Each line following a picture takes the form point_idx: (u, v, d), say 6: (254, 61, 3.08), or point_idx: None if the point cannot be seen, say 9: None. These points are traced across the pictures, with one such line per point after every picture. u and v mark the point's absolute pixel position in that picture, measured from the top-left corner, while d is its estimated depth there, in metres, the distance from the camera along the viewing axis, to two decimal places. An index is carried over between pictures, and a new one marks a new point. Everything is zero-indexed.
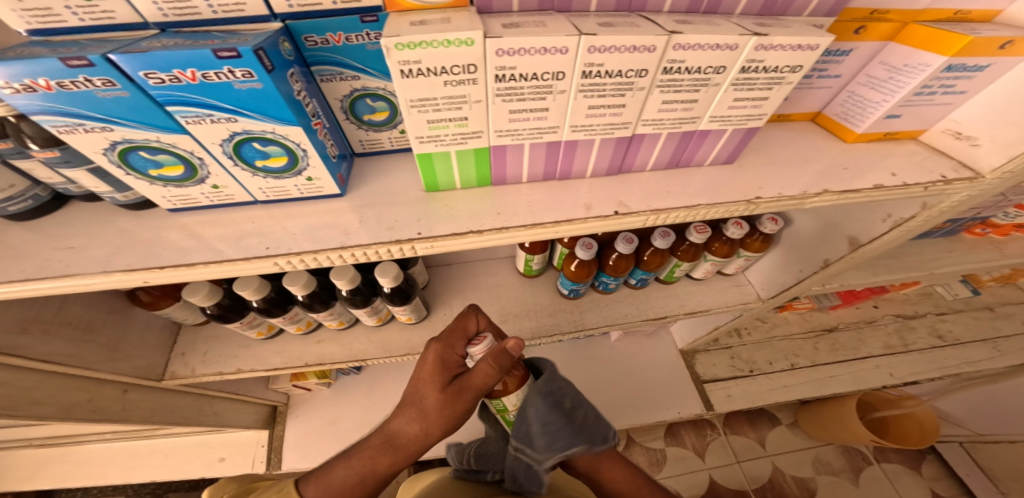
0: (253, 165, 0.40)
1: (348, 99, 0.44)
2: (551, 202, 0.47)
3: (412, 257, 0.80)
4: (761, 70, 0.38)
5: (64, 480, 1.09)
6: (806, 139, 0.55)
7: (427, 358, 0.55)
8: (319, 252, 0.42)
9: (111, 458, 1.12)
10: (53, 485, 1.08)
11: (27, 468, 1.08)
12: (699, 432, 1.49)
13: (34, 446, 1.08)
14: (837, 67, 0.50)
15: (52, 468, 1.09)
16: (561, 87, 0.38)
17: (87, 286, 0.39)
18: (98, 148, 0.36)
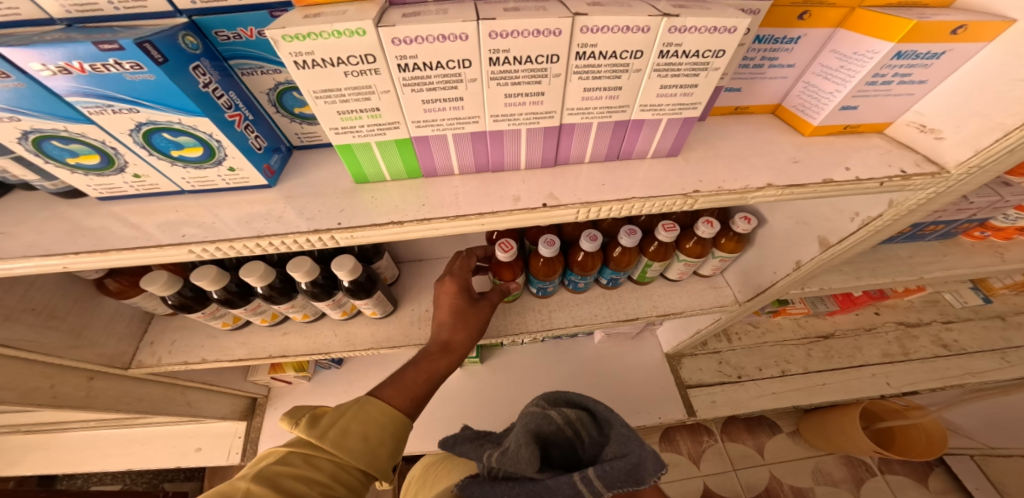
0: (169, 155, 0.40)
1: (274, 92, 0.43)
2: (479, 195, 0.45)
3: (377, 250, 0.80)
4: (681, 54, 0.35)
5: (49, 465, 1.13)
6: (763, 132, 0.51)
7: (445, 290, 0.73)
8: (237, 240, 0.42)
9: (95, 444, 1.16)
10: (38, 470, 1.12)
11: (14, 453, 1.13)
12: (696, 438, 1.45)
13: (20, 432, 1.12)
14: (788, 57, 0.47)
15: (39, 454, 1.13)
16: (471, 75, 0.36)
17: (9, 271, 0.41)
18: (11, 138, 0.37)
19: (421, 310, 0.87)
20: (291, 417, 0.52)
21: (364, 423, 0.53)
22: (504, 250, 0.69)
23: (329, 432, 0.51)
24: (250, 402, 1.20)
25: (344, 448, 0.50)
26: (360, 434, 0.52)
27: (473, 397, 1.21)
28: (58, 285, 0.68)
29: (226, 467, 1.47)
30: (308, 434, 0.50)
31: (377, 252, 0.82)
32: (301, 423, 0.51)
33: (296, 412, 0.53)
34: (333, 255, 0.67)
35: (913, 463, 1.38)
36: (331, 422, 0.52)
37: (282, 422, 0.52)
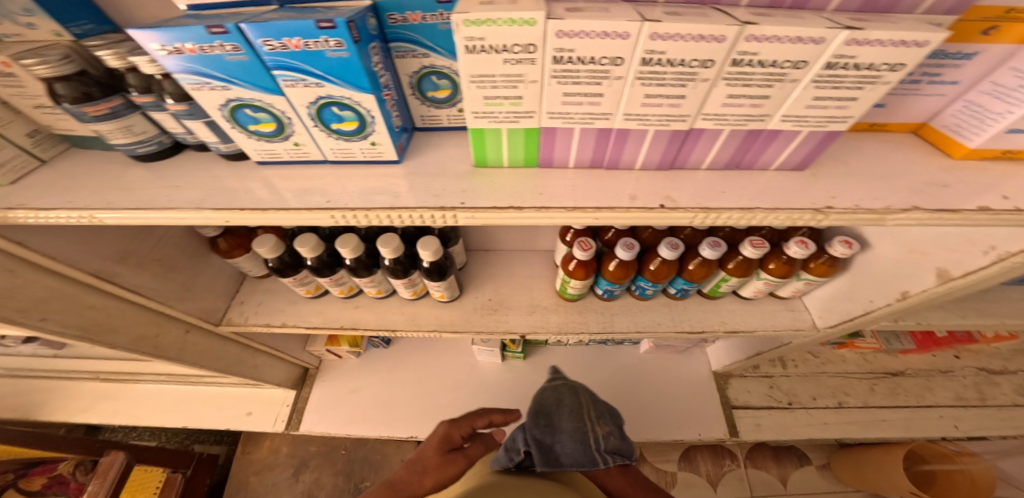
0: (329, 127, 0.45)
1: (415, 76, 0.49)
2: (594, 189, 0.46)
3: (454, 235, 0.83)
4: (851, 67, 0.33)
5: (113, 415, 1.20)
6: (904, 152, 0.49)
7: (434, 433, 0.68)
8: (370, 211, 0.46)
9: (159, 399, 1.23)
10: (104, 418, 1.19)
11: (84, 400, 1.20)
12: (716, 461, 1.41)
13: (96, 380, 1.20)
14: (954, 73, 0.44)
15: (105, 403, 1.19)
16: (618, 73, 0.37)
17: (182, 220, 0.46)
18: (216, 105, 0.42)
19: (484, 299, 0.90)
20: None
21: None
22: (583, 249, 0.73)
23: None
24: (302, 372, 1.25)
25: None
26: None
27: (513, 392, 1.24)
28: (182, 241, 0.76)
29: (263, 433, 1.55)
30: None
31: (454, 235, 0.84)
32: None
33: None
34: (422, 235, 0.70)
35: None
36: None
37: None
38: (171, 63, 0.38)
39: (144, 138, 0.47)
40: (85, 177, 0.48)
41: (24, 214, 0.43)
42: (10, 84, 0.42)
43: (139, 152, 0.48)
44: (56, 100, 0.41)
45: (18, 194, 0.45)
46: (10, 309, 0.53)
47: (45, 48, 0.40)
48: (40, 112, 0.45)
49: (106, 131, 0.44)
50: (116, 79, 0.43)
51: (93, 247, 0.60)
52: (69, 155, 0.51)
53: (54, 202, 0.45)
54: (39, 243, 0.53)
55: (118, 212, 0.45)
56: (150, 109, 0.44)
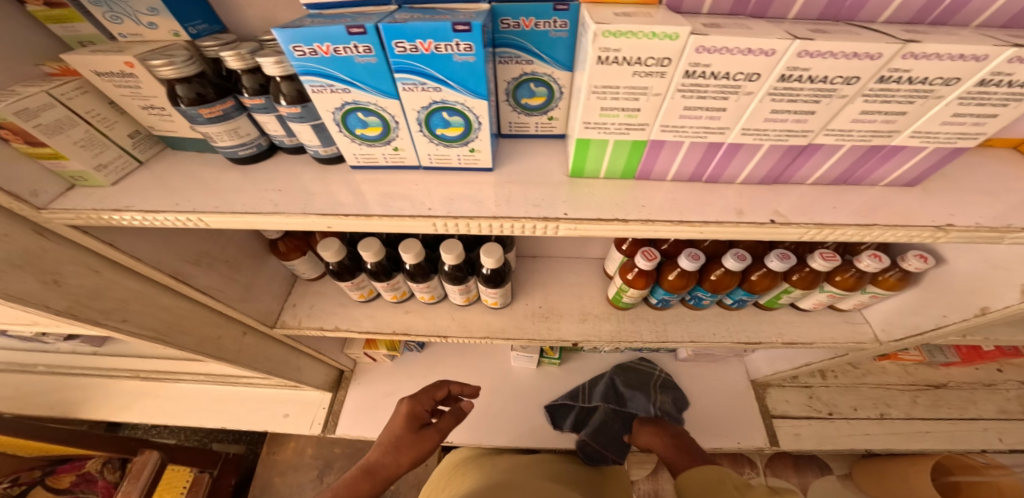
0: (433, 133, 0.46)
1: (514, 82, 0.50)
2: (697, 202, 0.46)
3: (510, 241, 0.82)
4: (1004, 84, 0.33)
5: (153, 413, 1.23)
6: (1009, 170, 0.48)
7: (399, 410, 0.82)
8: (472, 219, 0.46)
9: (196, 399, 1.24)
10: (145, 416, 1.21)
11: (125, 398, 1.24)
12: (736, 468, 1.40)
13: (135, 378, 1.23)
14: None
15: (144, 402, 1.23)
16: (749, 89, 0.37)
17: (286, 223, 0.47)
18: (330, 108, 0.43)
19: (535, 306, 0.89)
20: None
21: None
22: (648, 259, 0.71)
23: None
24: (337, 375, 1.25)
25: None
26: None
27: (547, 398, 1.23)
28: (243, 243, 0.77)
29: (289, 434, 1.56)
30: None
31: (510, 240, 0.83)
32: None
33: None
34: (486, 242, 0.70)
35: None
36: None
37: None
38: (301, 64, 0.39)
39: (246, 140, 0.50)
40: (181, 181, 0.51)
41: (133, 214, 0.47)
42: (126, 85, 0.44)
43: (241, 154, 0.51)
44: (175, 101, 0.44)
45: (120, 196, 0.48)
46: (94, 310, 0.55)
47: (167, 49, 0.43)
48: (146, 113, 0.48)
49: (214, 133, 0.47)
50: (226, 82, 0.46)
51: (172, 246, 0.61)
52: (164, 159, 0.54)
53: (161, 204, 0.47)
54: (127, 244, 0.55)
55: (228, 214, 0.47)
56: (257, 111, 0.46)
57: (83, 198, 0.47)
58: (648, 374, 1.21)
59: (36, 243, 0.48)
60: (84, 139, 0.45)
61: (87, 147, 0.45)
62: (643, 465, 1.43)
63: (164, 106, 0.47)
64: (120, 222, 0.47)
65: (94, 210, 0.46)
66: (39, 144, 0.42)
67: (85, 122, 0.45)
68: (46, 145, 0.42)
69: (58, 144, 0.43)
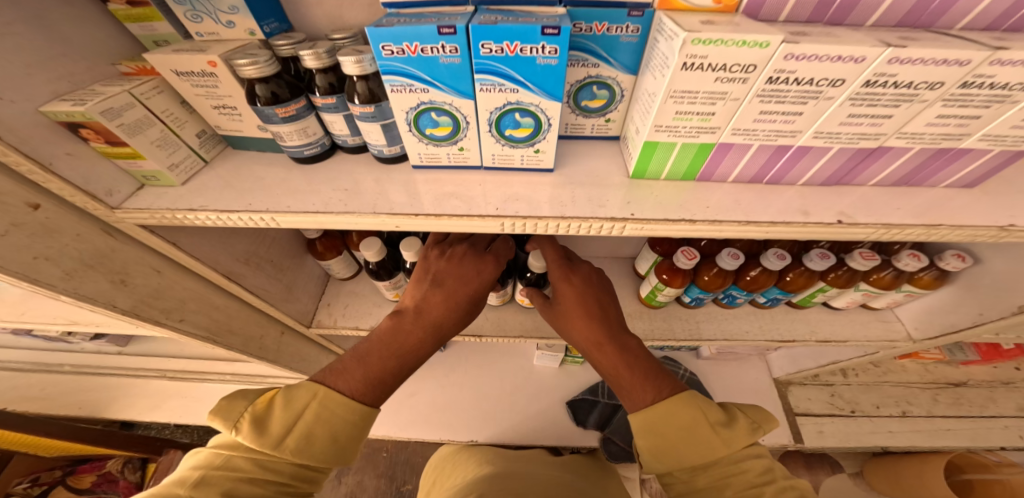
0: (502, 133, 0.48)
1: (577, 84, 0.51)
2: (763, 202, 0.48)
3: None
4: None
5: (179, 413, 1.24)
6: None
7: None
8: (541, 219, 0.47)
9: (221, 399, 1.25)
10: (172, 416, 1.22)
11: (151, 398, 1.25)
12: None
13: (163, 378, 1.24)
14: None
15: (172, 401, 1.25)
16: (831, 94, 0.39)
17: (356, 223, 0.48)
18: (405, 107, 0.45)
19: None
20: (225, 421, 0.45)
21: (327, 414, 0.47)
22: (689, 258, 0.70)
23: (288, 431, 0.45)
24: None
25: (306, 452, 0.46)
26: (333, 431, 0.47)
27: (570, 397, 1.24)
28: (286, 242, 0.78)
29: None
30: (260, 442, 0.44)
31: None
32: (243, 428, 0.45)
33: (230, 413, 0.46)
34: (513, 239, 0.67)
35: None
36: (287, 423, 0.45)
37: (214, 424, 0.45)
38: (389, 63, 0.41)
39: (313, 139, 0.51)
40: (247, 181, 0.51)
41: (207, 214, 0.47)
42: (204, 84, 0.46)
43: (305, 154, 0.52)
44: (253, 100, 0.45)
45: (193, 196, 0.49)
46: (157, 310, 0.55)
47: (246, 49, 0.45)
48: (215, 112, 0.50)
49: (285, 132, 0.48)
50: (298, 82, 0.48)
51: (227, 245, 0.62)
52: (228, 159, 0.54)
53: (234, 204, 0.48)
54: (189, 244, 0.55)
55: (299, 214, 0.48)
56: (327, 110, 0.48)
57: (154, 197, 0.48)
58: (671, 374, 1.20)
59: (105, 243, 0.48)
60: (160, 138, 0.46)
61: (162, 146, 0.46)
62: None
63: (235, 105, 0.48)
64: (193, 221, 0.48)
65: (169, 210, 0.47)
66: (120, 144, 0.43)
67: (161, 122, 0.46)
68: (126, 145, 0.43)
69: (137, 144, 0.43)
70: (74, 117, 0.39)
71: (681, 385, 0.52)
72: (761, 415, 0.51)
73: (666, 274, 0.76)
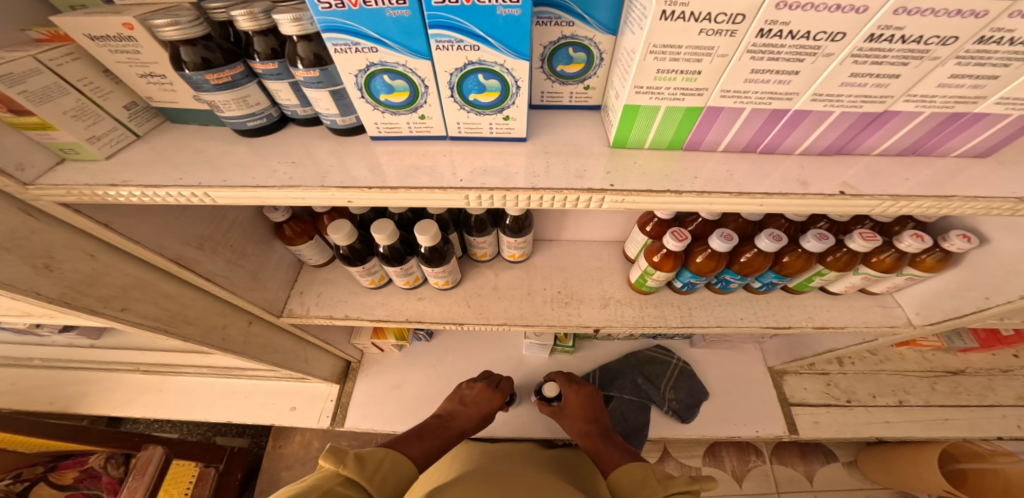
0: (466, 98, 0.43)
1: (551, 46, 0.45)
2: (756, 174, 0.43)
3: (528, 222, 0.78)
4: None
5: (157, 408, 1.21)
6: None
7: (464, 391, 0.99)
8: (510, 191, 0.43)
9: (199, 393, 1.21)
10: (149, 411, 1.19)
11: (127, 392, 1.21)
12: (742, 457, 1.41)
13: (138, 372, 1.20)
14: None
15: (147, 396, 1.21)
16: (830, 50, 0.34)
17: (304, 197, 0.44)
18: (353, 70, 0.40)
19: (555, 291, 0.84)
20: (335, 457, 0.56)
21: (400, 466, 0.64)
22: (678, 240, 0.66)
23: (372, 476, 0.58)
24: (344, 366, 1.22)
25: (383, 490, 0.58)
26: (398, 485, 0.61)
27: None
28: (249, 227, 0.73)
29: (292, 429, 1.53)
30: (359, 474, 0.56)
31: (527, 224, 0.78)
32: (348, 463, 0.56)
33: (339, 452, 0.56)
34: (419, 218, 0.64)
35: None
36: (374, 468, 0.59)
37: (323, 459, 0.55)
38: (328, 18, 0.35)
39: (255, 110, 0.46)
40: (185, 154, 0.46)
41: (132, 190, 0.42)
42: (123, 49, 0.40)
43: (249, 125, 0.47)
44: (180, 66, 0.40)
45: (121, 171, 0.44)
46: (91, 298, 0.50)
47: (171, 10, 0.39)
48: (144, 82, 0.44)
49: (222, 102, 0.43)
50: (236, 47, 0.42)
51: (175, 229, 0.57)
52: (166, 132, 0.49)
53: (164, 179, 0.43)
54: (125, 225, 0.50)
55: (238, 188, 0.43)
56: (269, 77, 0.42)
57: (75, 173, 0.43)
58: (664, 363, 1.17)
59: (23, 223, 0.44)
60: (77, 108, 0.41)
61: (80, 117, 0.41)
62: (649, 455, 1.41)
63: (164, 73, 0.43)
64: (119, 199, 0.43)
65: (88, 185, 0.42)
66: (26, 113, 0.38)
67: (77, 91, 0.41)
68: (33, 114, 0.38)
69: (45, 114, 0.38)
70: None
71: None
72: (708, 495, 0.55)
73: (656, 254, 0.72)
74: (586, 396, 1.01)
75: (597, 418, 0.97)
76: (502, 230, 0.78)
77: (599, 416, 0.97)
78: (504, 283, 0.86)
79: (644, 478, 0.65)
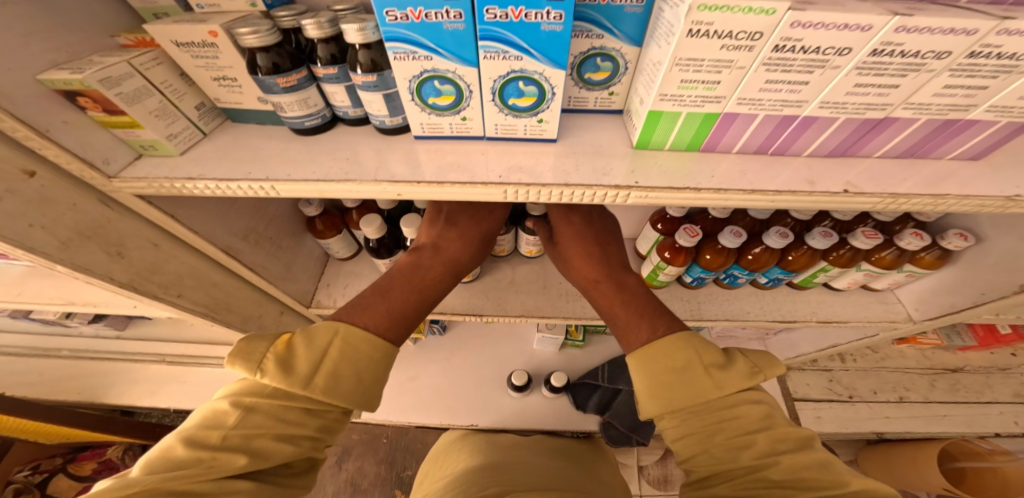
0: (505, 102, 0.47)
1: (581, 56, 0.50)
2: (767, 173, 0.47)
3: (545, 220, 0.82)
4: None
5: (180, 398, 1.25)
6: None
7: None
8: (545, 186, 0.47)
9: (221, 383, 1.25)
10: (173, 401, 1.23)
11: (152, 383, 1.25)
12: None
13: (163, 363, 1.24)
14: None
15: (171, 387, 1.25)
16: (837, 63, 0.38)
17: (358, 191, 0.48)
18: (408, 75, 0.44)
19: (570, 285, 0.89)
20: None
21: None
22: (690, 236, 0.70)
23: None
24: None
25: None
26: None
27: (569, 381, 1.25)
28: (285, 220, 0.77)
29: None
30: None
31: None
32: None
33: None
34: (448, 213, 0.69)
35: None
36: None
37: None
38: (392, 30, 0.40)
39: (313, 110, 0.50)
40: (246, 152, 0.51)
41: (207, 183, 0.47)
42: (203, 55, 0.45)
43: (305, 125, 0.51)
44: (254, 70, 0.44)
45: (191, 166, 0.48)
46: (154, 283, 0.55)
47: (248, 20, 0.44)
48: (215, 85, 0.49)
49: (286, 103, 0.47)
50: (300, 53, 0.47)
51: (226, 220, 0.61)
52: (227, 131, 0.54)
53: (233, 173, 0.47)
54: (187, 217, 0.55)
55: (299, 182, 0.47)
56: (328, 81, 0.47)
57: (152, 166, 0.47)
58: None
59: (102, 213, 0.47)
60: (159, 108, 0.45)
61: (161, 116, 0.46)
62: (654, 451, 1.45)
63: (236, 76, 0.48)
64: (193, 191, 0.48)
65: (167, 178, 0.46)
66: (118, 113, 0.42)
67: (160, 93, 0.45)
68: (124, 114, 0.42)
69: (135, 113, 0.43)
70: (74, 85, 0.38)
71: (681, 329, 0.53)
72: (766, 361, 0.49)
73: (668, 251, 0.76)
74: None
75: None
76: (519, 229, 0.83)
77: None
78: (521, 277, 0.90)
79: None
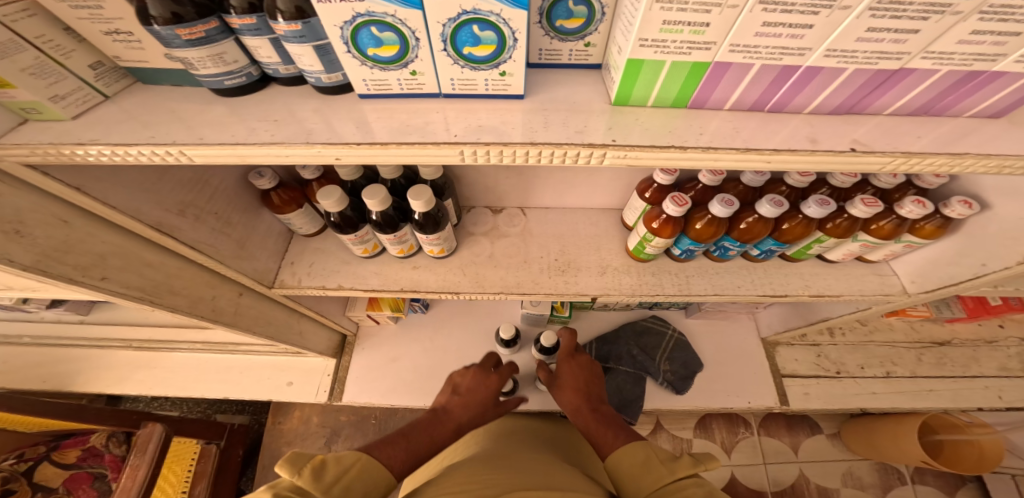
0: (459, 52, 0.40)
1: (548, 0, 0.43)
2: (762, 131, 0.42)
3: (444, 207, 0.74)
4: None
5: (151, 385, 1.21)
6: None
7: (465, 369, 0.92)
8: (505, 146, 0.41)
9: (196, 369, 1.21)
10: (144, 387, 1.19)
11: (121, 370, 1.20)
12: (731, 429, 1.45)
13: (131, 348, 1.19)
14: None
15: (144, 372, 1.21)
16: (846, 2, 0.32)
17: (291, 155, 0.41)
18: (338, 22, 0.37)
19: (552, 259, 0.83)
20: (291, 466, 0.51)
21: (369, 478, 0.57)
22: (677, 205, 0.64)
23: (333, 485, 0.52)
24: (340, 339, 1.22)
25: None
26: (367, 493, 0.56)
27: None
28: (232, 193, 0.70)
29: (289, 405, 1.54)
30: (314, 485, 0.50)
31: (445, 216, 0.73)
32: (304, 473, 0.51)
33: (296, 460, 0.52)
34: (412, 183, 0.62)
35: (946, 475, 1.37)
36: (335, 478, 0.53)
37: (280, 469, 0.51)
38: None
39: (234, 68, 0.43)
40: (156, 115, 0.43)
41: (101, 148, 0.40)
42: (84, 3, 0.38)
43: (228, 84, 0.44)
44: (150, 20, 0.37)
45: (86, 131, 0.41)
46: (68, 266, 0.49)
47: None
48: (110, 40, 0.41)
49: (196, 59, 0.40)
50: None
51: (153, 196, 0.54)
52: (136, 94, 0.46)
53: (135, 137, 0.41)
54: (98, 190, 0.48)
55: (216, 146, 0.40)
56: (246, 33, 0.39)
57: (38, 133, 0.40)
58: (660, 334, 1.19)
59: None
60: (35, 66, 0.38)
61: (39, 75, 0.38)
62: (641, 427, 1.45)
63: (132, 30, 0.40)
64: (88, 158, 0.41)
65: (53, 144, 0.39)
66: None
67: (35, 48, 0.38)
68: None
69: (1, 71, 0.36)
70: None
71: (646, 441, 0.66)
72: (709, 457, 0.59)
73: (657, 220, 0.70)
74: (580, 369, 0.95)
75: (590, 391, 0.91)
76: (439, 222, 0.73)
77: (592, 388, 0.91)
78: (500, 251, 0.85)
79: (648, 459, 0.62)
